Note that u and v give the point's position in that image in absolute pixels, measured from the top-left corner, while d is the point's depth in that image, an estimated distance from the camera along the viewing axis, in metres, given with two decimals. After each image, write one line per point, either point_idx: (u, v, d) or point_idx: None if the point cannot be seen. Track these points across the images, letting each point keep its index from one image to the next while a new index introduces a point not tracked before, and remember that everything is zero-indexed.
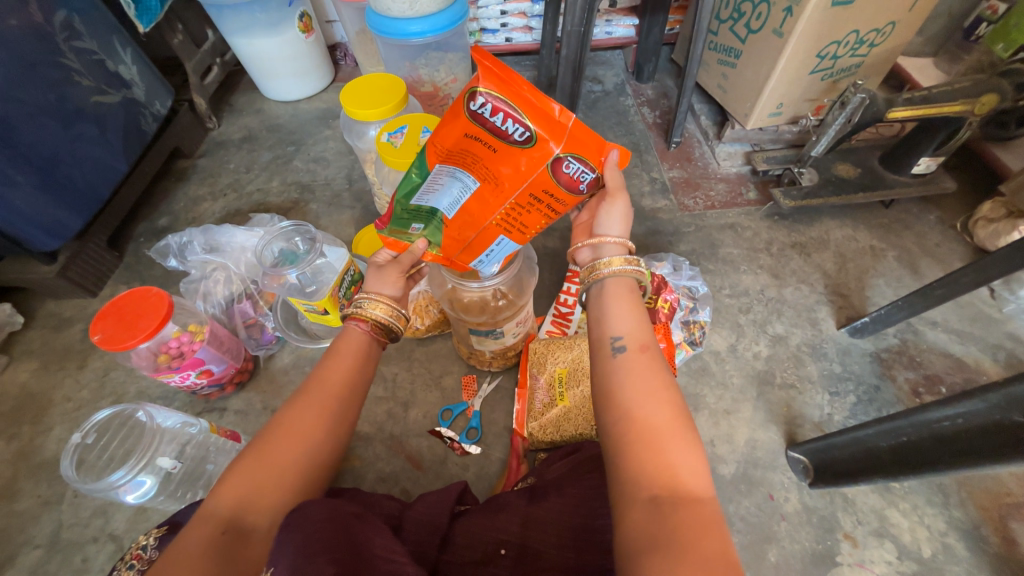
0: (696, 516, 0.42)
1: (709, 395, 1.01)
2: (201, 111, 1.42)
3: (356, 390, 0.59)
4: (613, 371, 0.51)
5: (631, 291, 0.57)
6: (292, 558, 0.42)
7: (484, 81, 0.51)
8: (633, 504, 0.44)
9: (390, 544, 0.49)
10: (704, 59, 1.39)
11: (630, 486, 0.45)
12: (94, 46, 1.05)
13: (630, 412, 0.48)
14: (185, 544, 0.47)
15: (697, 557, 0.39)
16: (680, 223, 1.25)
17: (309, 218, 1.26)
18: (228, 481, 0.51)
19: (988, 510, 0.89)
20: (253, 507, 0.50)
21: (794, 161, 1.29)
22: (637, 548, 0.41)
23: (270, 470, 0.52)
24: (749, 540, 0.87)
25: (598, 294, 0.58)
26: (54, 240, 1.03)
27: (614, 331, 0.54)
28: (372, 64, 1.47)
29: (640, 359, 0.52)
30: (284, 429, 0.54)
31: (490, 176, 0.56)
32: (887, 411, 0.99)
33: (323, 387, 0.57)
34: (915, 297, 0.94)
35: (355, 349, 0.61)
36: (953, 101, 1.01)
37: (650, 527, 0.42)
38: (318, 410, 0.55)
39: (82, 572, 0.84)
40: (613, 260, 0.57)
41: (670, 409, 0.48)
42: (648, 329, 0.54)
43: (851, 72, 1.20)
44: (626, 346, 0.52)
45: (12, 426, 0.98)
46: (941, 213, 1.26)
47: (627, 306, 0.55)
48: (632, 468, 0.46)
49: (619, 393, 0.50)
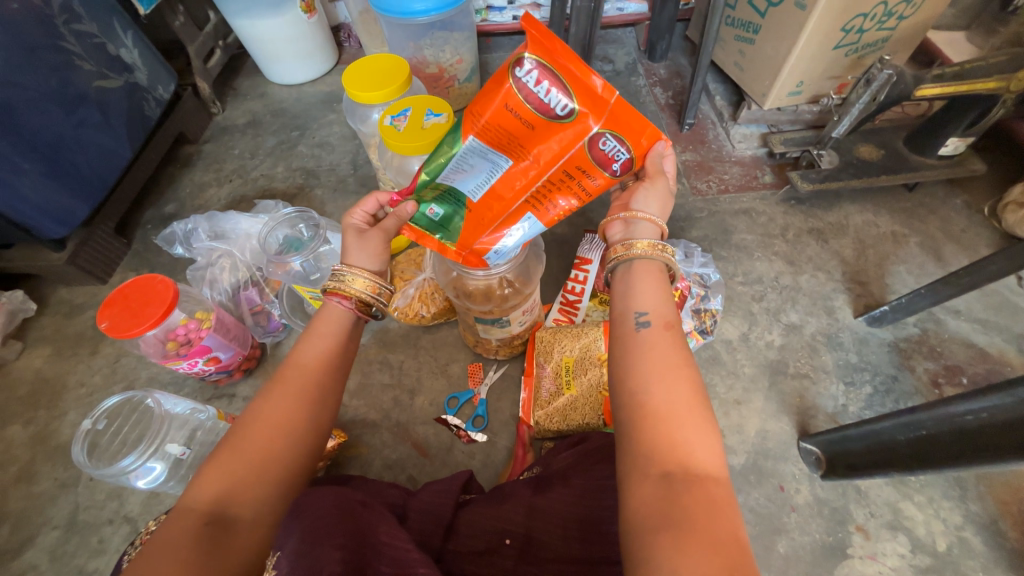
0: (707, 496, 0.41)
1: (720, 385, 0.99)
2: (205, 96, 1.41)
3: (334, 372, 0.57)
4: (636, 345, 0.50)
5: (658, 272, 0.55)
6: (298, 543, 0.43)
7: (531, 49, 0.48)
8: (644, 480, 0.44)
9: (397, 531, 0.49)
10: (720, 35, 1.34)
11: (640, 461, 0.45)
12: (94, 29, 1.03)
13: (647, 389, 0.47)
14: (167, 536, 0.46)
15: (708, 537, 0.39)
16: (693, 208, 1.22)
17: (314, 204, 1.25)
18: (206, 474, 0.49)
19: (1007, 505, 0.86)
20: (234, 498, 0.48)
21: (814, 143, 1.24)
22: (646, 528, 0.41)
23: (249, 462, 0.50)
24: (758, 531, 0.86)
25: (625, 274, 0.56)
26: (62, 228, 1.04)
27: (638, 307, 0.52)
28: (377, 46, 1.44)
29: (664, 336, 0.50)
30: (261, 419, 0.52)
31: (520, 163, 0.55)
32: (904, 403, 0.96)
33: (300, 373, 0.55)
34: (939, 285, 0.90)
35: (335, 328, 0.59)
36: (986, 77, 0.95)
37: (660, 502, 0.42)
38: (292, 397, 0.54)
39: (98, 553, 0.86)
40: (642, 242, 0.56)
41: (689, 388, 0.47)
42: (673, 308, 0.53)
43: (878, 47, 1.14)
44: (651, 322, 0.51)
45: (28, 411, 1.00)
46: (968, 197, 1.21)
47: (653, 284, 0.54)
48: (645, 447, 0.45)
49: (641, 370, 0.48)
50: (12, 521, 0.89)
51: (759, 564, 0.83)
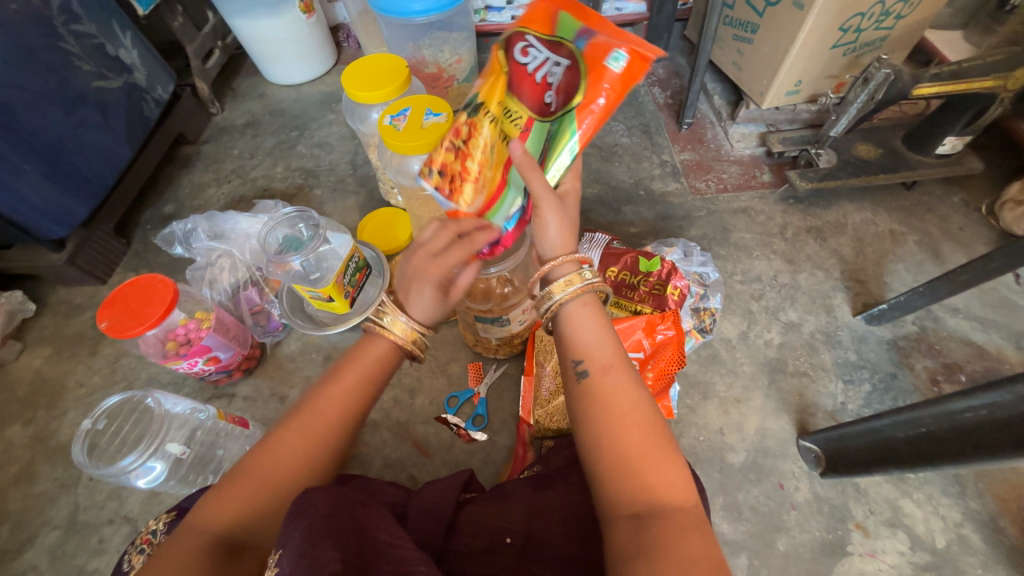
0: (674, 523, 0.43)
1: (719, 383, 0.99)
2: (204, 96, 1.41)
3: (356, 411, 0.55)
4: (582, 397, 0.52)
5: (594, 314, 0.57)
6: (301, 542, 0.42)
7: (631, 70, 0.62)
8: (616, 521, 0.45)
9: (395, 529, 0.50)
10: (718, 35, 1.34)
11: (609, 506, 0.47)
12: (93, 29, 1.03)
13: (610, 432, 0.48)
14: (174, 553, 0.46)
15: (678, 558, 0.41)
16: (691, 207, 1.22)
17: (314, 204, 1.25)
18: (222, 495, 0.50)
19: (1005, 501, 0.87)
20: (244, 525, 0.49)
21: (812, 142, 1.24)
22: (623, 558, 0.43)
23: (261, 490, 0.50)
24: (758, 528, 0.86)
25: (561, 323, 0.57)
26: (62, 228, 1.04)
27: (576, 355, 0.54)
28: (375, 46, 1.44)
29: (607, 380, 0.52)
30: (278, 448, 0.52)
31: (575, 130, 0.63)
32: (903, 400, 0.96)
33: (322, 408, 0.53)
34: (937, 283, 0.91)
35: (370, 364, 0.55)
36: (983, 76, 0.96)
37: (631, 539, 0.43)
38: (314, 433, 0.52)
39: (99, 553, 0.86)
40: (568, 280, 0.57)
41: (647, 426, 0.48)
42: (615, 348, 0.54)
43: (876, 46, 1.15)
44: (589, 370, 0.53)
45: (27, 411, 1.00)
46: (966, 195, 1.21)
47: (592, 327, 0.56)
48: (610, 492, 0.47)
49: (595, 421, 0.50)
50: (12, 522, 0.89)
51: (758, 562, 0.83)
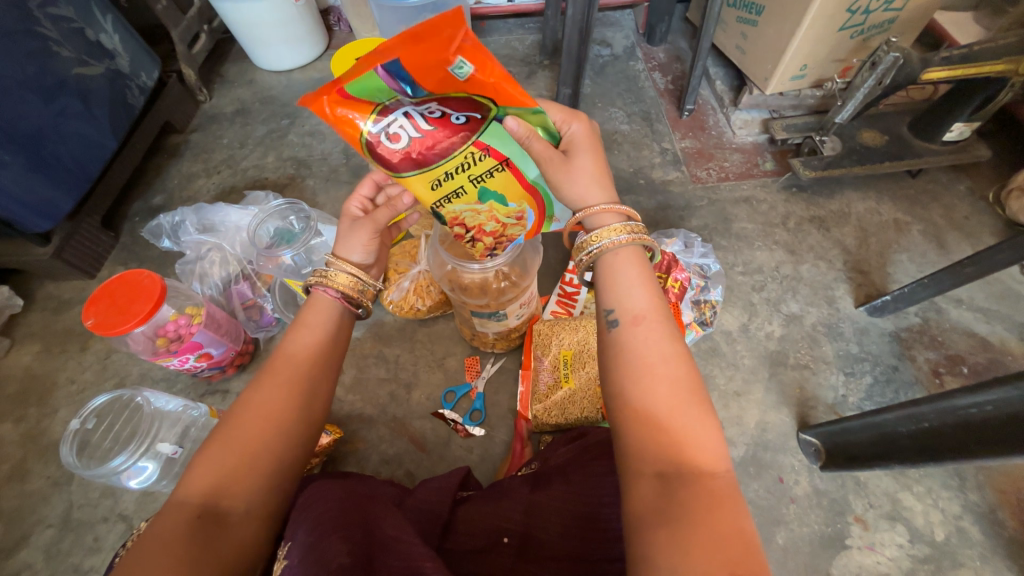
0: (705, 490, 0.41)
1: (719, 376, 0.98)
2: (191, 83, 1.37)
3: (324, 362, 0.56)
4: (610, 349, 0.50)
5: (635, 263, 0.53)
6: (307, 535, 0.45)
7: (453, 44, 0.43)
8: (639, 478, 0.44)
9: (404, 524, 0.49)
10: (722, 17, 1.30)
11: (634, 462, 0.45)
12: (72, 13, 0.99)
13: (637, 389, 0.46)
14: (158, 530, 0.43)
15: (709, 534, 0.39)
16: (692, 197, 1.20)
17: (306, 194, 1.23)
18: (198, 467, 0.47)
19: (1005, 494, 0.86)
20: (229, 489, 0.46)
21: (816, 129, 1.21)
22: (645, 522, 0.41)
23: (241, 453, 0.48)
24: (757, 522, 0.86)
25: (600, 270, 0.54)
26: (47, 222, 1.01)
27: (607, 304, 0.52)
28: (367, 30, 1.39)
29: (636, 332, 0.49)
30: (252, 408, 0.50)
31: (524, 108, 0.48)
32: (905, 392, 0.95)
33: (290, 362, 0.54)
34: (942, 275, 0.89)
35: (326, 317, 0.58)
36: (994, 60, 0.93)
37: (656, 499, 0.42)
38: (286, 387, 0.52)
39: (94, 552, 0.86)
40: (611, 229, 0.53)
41: (672, 384, 0.46)
42: (649, 298, 0.51)
43: (885, 28, 1.11)
44: (619, 320, 0.50)
45: (18, 409, 0.99)
46: (972, 183, 1.19)
47: (632, 276, 0.52)
48: (635, 448, 0.45)
49: (619, 375, 0.48)
50: (5, 520, 0.89)
51: None
